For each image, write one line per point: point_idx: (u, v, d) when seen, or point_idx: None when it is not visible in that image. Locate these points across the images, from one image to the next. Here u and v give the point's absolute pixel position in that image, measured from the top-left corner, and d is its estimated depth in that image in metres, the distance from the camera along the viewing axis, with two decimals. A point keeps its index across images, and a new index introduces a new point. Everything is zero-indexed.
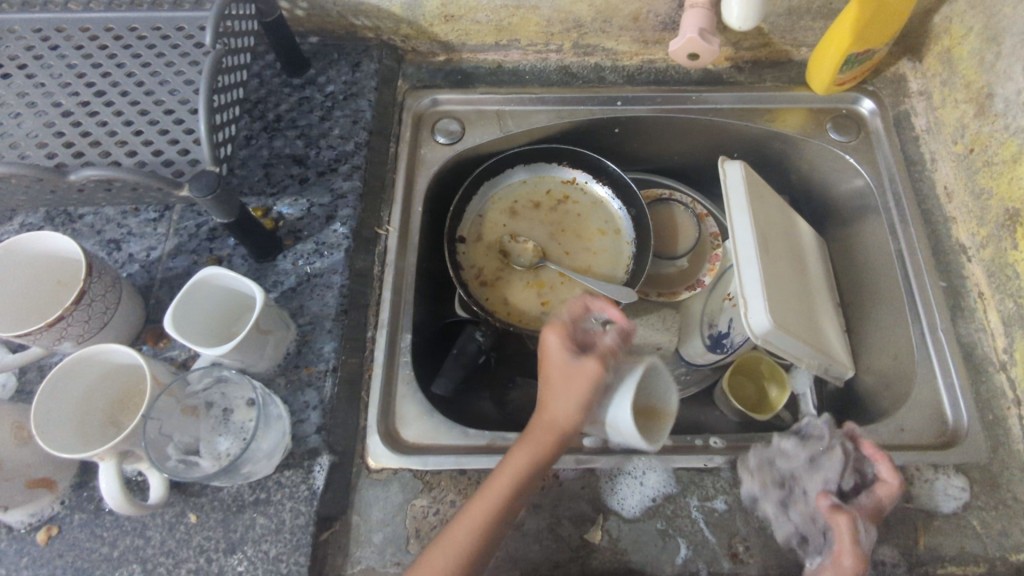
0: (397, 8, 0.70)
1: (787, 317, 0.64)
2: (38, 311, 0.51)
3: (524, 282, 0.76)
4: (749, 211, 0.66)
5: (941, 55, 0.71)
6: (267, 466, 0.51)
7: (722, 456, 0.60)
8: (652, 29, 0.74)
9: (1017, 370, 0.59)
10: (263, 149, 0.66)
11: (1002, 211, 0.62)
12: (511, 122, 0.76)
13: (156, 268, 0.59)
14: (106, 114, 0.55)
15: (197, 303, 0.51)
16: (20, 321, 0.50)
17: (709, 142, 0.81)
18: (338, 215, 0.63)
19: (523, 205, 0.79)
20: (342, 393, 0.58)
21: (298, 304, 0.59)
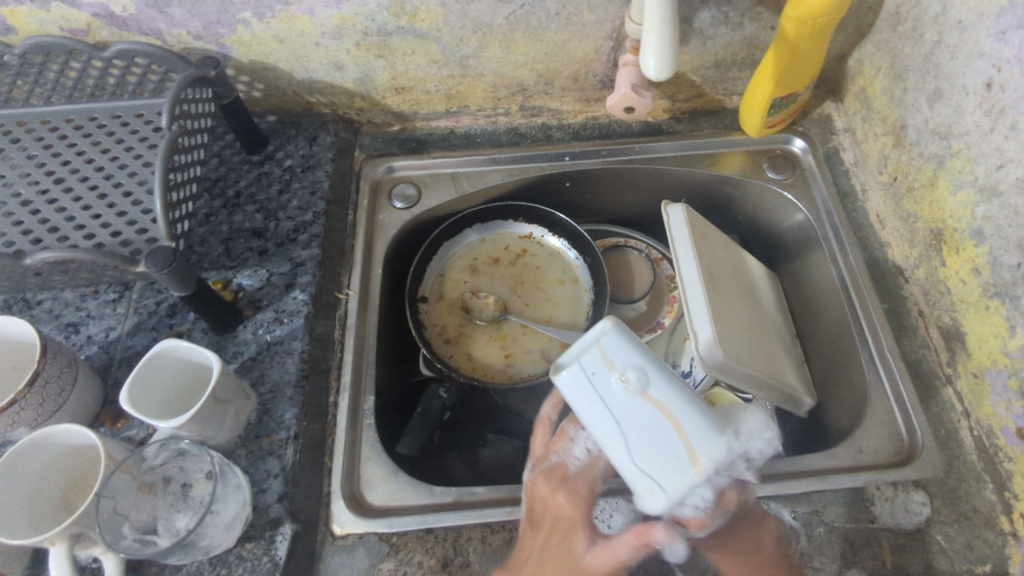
0: (349, 83, 0.75)
1: (740, 349, 0.66)
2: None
3: (487, 336, 0.78)
4: (693, 249, 0.69)
5: (858, 95, 0.76)
6: (227, 538, 0.50)
7: None
8: (592, 88, 0.80)
9: (962, 383, 0.60)
10: (222, 225, 0.68)
11: (929, 232, 0.65)
12: (465, 183, 0.80)
13: (114, 348, 0.59)
14: (64, 201, 0.56)
15: (154, 374, 0.51)
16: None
17: (657, 190, 0.86)
18: (297, 283, 0.65)
19: (482, 261, 0.82)
20: (304, 459, 0.57)
21: (258, 373, 0.60)
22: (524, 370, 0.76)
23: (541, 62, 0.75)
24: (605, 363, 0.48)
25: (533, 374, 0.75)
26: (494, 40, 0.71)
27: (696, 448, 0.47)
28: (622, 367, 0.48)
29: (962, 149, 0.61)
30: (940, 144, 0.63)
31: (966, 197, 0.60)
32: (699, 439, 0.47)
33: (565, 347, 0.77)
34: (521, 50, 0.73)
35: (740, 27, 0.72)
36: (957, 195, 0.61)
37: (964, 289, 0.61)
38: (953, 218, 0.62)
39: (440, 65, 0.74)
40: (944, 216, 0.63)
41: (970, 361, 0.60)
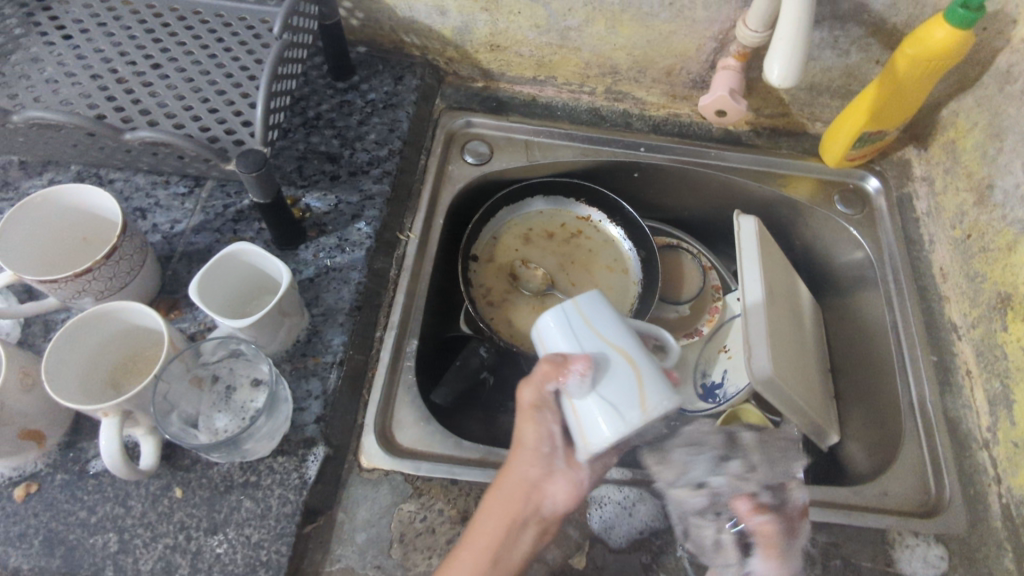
0: (446, 30, 0.74)
1: (784, 368, 0.66)
2: (57, 263, 0.51)
3: (530, 307, 0.78)
4: (759, 262, 0.69)
5: (946, 146, 0.75)
6: (265, 448, 0.51)
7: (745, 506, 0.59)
8: (683, 85, 0.79)
9: (1000, 450, 0.61)
10: (299, 143, 0.68)
11: (995, 295, 0.65)
12: (537, 152, 0.80)
13: (177, 242, 0.59)
14: (160, 87, 0.56)
15: (224, 274, 0.51)
16: (40, 270, 0.50)
17: (721, 199, 0.85)
18: (364, 215, 0.65)
19: (537, 233, 0.82)
20: (345, 387, 0.57)
21: (313, 294, 0.60)
22: None
23: (641, 49, 0.74)
24: (538, 343, 0.52)
25: None
26: (601, 17, 0.70)
27: (586, 429, 0.47)
28: (551, 349, 0.50)
29: None
30: None
31: None
32: (586, 420, 0.47)
33: None
34: (625, 32, 0.72)
35: (846, 54, 0.72)
36: None
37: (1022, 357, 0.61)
38: None
39: (541, 31, 0.73)
40: (1016, 283, 0.63)
41: (1014, 430, 0.60)
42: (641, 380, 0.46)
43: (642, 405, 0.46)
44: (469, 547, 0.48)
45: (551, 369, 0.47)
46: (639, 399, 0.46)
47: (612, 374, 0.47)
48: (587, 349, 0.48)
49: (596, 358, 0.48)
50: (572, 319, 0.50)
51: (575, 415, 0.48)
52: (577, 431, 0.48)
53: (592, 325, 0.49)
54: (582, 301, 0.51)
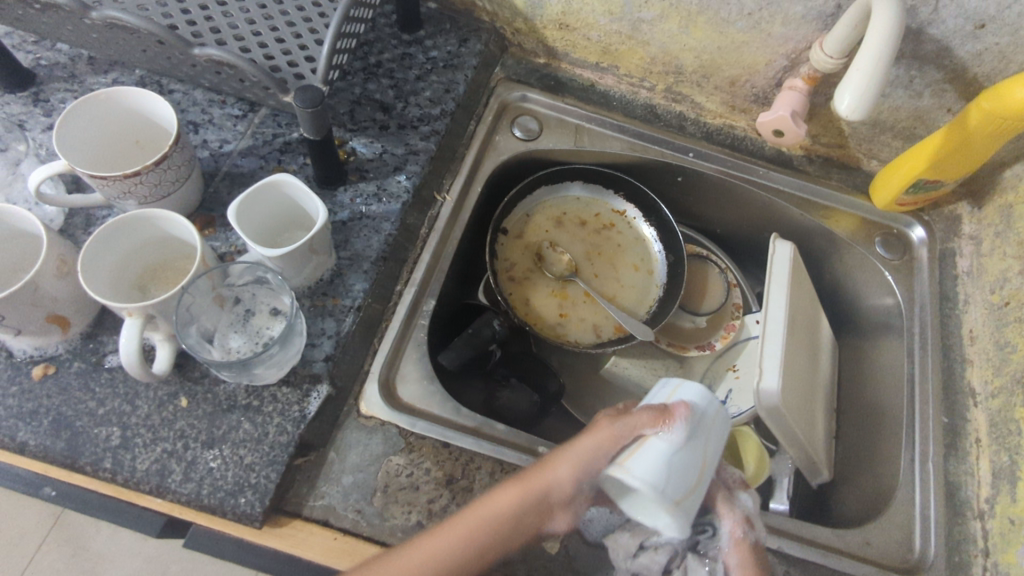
0: (519, 1, 0.73)
1: (790, 399, 0.66)
2: (110, 162, 0.53)
3: (549, 290, 0.78)
4: (787, 289, 0.69)
5: (1001, 208, 0.72)
6: (272, 376, 0.52)
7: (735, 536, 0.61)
8: (744, 98, 0.78)
9: (994, 523, 0.60)
10: (355, 88, 0.69)
11: (1020, 368, 0.63)
12: (586, 140, 0.80)
13: (223, 162, 0.60)
14: (233, 7, 0.57)
15: (262, 202, 0.52)
16: (93, 165, 0.52)
17: (760, 219, 0.84)
18: (405, 169, 0.65)
19: (570, 218, 0.82)
20: (358, 333, 0.59)
21: (344, 237, 0.61)
22: (572, 335, 0.76)
23: (710, 54, 0.73)
24: (671, 390, 0.52)
25: (579, 342, 0.76)
26: (676, 15, 0.69)
27: (633, 458, 0.46)
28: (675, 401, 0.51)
29: None
30: None
31: None
32: (643, 454, 0.46)
33: (617, 330, 0.77)
34: (697, 34, 0.71)
35: (918, 96, 0.70)
36: None
37: None
38: None
39: (613, 18, 0.72)
40: None
41: (1011, 506, 0.59)
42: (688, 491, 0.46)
43: (673, 498, 0.45)
44: (468, 531, 0.47)
45: (657, 415, 0.48)
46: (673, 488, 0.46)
47: (684, 466, 0.46)
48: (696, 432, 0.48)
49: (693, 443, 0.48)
50: (709, 411, 0.50)
51: (636, 445, 0.47)
52: (625, 454, 0.47)
53: (710, 434, 0.50)
54: (720, 415, 0.52)
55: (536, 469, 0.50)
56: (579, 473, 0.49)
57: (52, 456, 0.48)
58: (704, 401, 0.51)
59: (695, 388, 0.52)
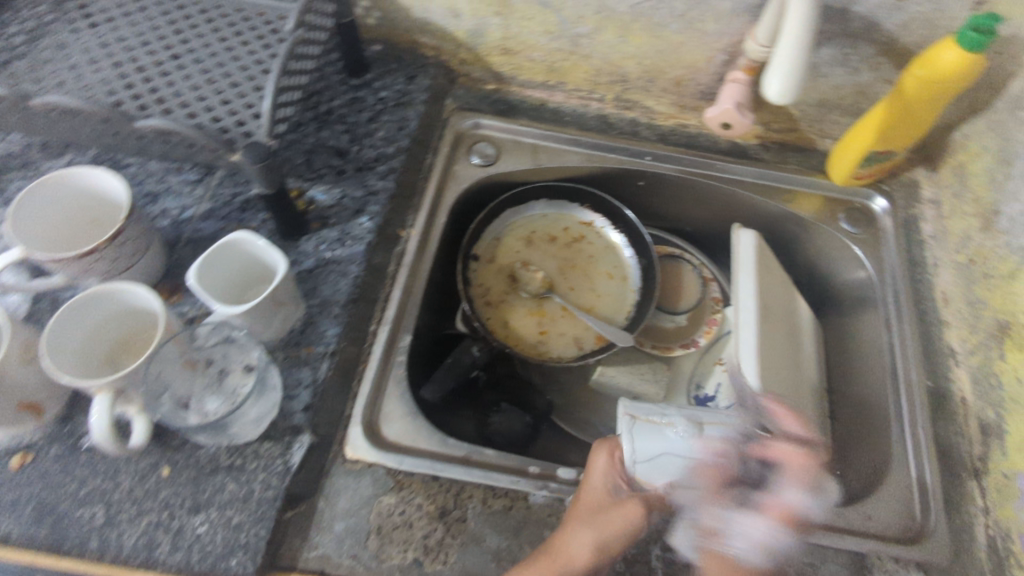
0: (459, 33, 0.75)
1: (775, 385, 0.67)
2: (67, 243, 0.53)
3: (527, 309, 0.79)
4: (755, 277, 0.70)
5: (954, 170, 0.74)
6: (251, 433, 0.52)
7: None
8: (692, 96, 0.79)
9: (990, 480, 0.61)
10: (309, 137, 0.70)
11: (993, 323, 0.64)
12: (543, 157, 0.80)
13: (184, 227, 0.61)
14: (177, 76, 0.58)
15: (224, 261, 0.53)
16: (48, 245, 0.52)
17: (726, 211, 0.85)
18: (366, 210, 0.66)
19: (540, 236, 0.82)
20: (336, 377, 0.59)
21: (311, 285, 0.61)
22: (555, 350, 0.76)
23: (651, 59, 0.74)
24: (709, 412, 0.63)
25: (563, 357, 0.76)
26: (612, 26, 0.71)
27: (643, 433, 0.58)
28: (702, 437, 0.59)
29: None
30: None
31: None
32: (652, 438, 0.58)
33: (598, 340, 0.77)
34: (635, 42, 0.72)
35: (857, 72, 0.71)
36: None
37: (1018, 387, 0.60)
38: None
39: (552, 37, 0.74)
40: (1015, 311, 0.62)
41: (1004, 461, 0.60)
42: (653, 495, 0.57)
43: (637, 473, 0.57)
44: None
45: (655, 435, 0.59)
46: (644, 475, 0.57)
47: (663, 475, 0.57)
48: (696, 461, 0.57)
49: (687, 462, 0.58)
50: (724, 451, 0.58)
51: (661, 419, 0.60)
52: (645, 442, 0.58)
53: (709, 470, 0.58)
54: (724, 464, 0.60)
55: (565, 550, 0.51)
56: (598, 550, 0.52)
57: (34, 545, 0.47)
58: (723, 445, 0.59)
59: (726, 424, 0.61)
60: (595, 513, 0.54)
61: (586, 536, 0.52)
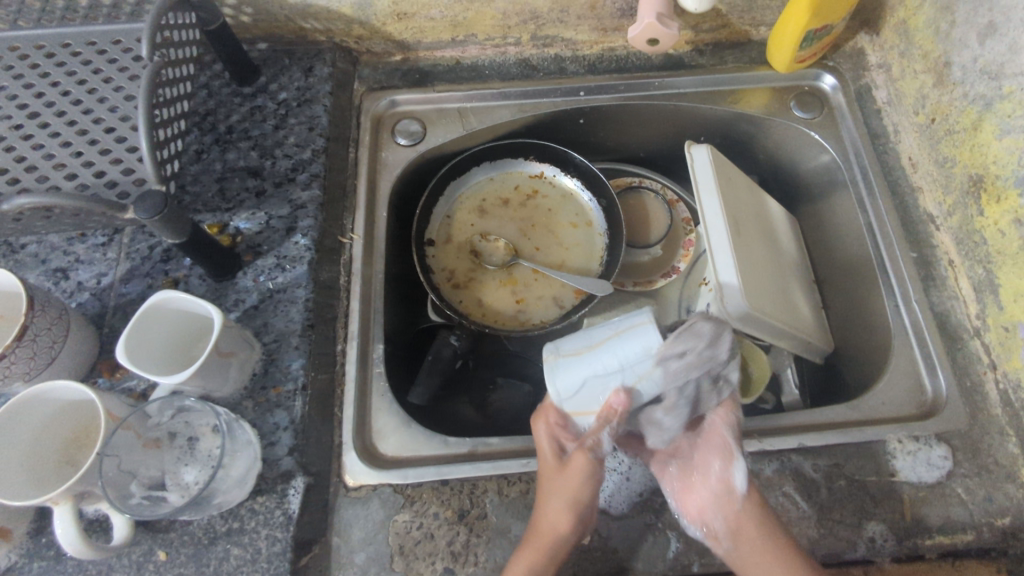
0: (346, 9, 0.68)
1: (763, 297, 0.65)
2: None
3: (497, 282, 0.74)
4: (718, 192, 0.67)
5: (897, 28, 0.70)
6: (240, 494, 0.49)
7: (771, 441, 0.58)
8: (611, 16, 0.73)
9: (992, 336, 0.60)
10: (215, 163, 0.64)
11: (967, 179, 0.62)
12: (473, 120, 0.75)
13: (108, 295, 0.56)
14: (41, 137, 0.52)
15: (155, 324, 0.48)
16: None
17: (675, 128, 0.81)
18: (298, 227, 0.61)
19: (491, 202, 0.78)
20: (314, 409, 0.55)
21: (261, 322, 0.57)
22: (536, 315, 0.73)
23: None
24: (634, 323, 0.51)
25: (546, 321, 0.72)
26: None
27: (564, 368, 0.53)
28: (604, 347, 0.51)
29: (1014, 90, 0.57)
30: (989, 84, 0.59)
31: (1013, 143, 0.57)
32: (571, 370, 0.52)
33: (577, 293, 0.74)
34: None
35: None
36: (1003, 141, 0.58)
37: (1002, 239, 0.59)
38: (996, 164, 0.59)
39: None
40: (986, 162, 0.60)
41: (1002, 314, 0.58)
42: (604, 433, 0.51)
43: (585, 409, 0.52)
44: None
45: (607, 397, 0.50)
46: (587, 413, 0.52)
47: (598, 401, 0.52)
48: (622, 376, 0.50)
49: (613, 380, 0.51)
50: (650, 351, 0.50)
51: (586, 351, 0.52)
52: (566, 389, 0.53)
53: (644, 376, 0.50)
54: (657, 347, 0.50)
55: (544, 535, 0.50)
56: (574, 510, 0.50)
57: None
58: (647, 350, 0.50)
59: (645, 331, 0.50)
60: (550, 482, 0.52)
61: (548, 507, 0.51)
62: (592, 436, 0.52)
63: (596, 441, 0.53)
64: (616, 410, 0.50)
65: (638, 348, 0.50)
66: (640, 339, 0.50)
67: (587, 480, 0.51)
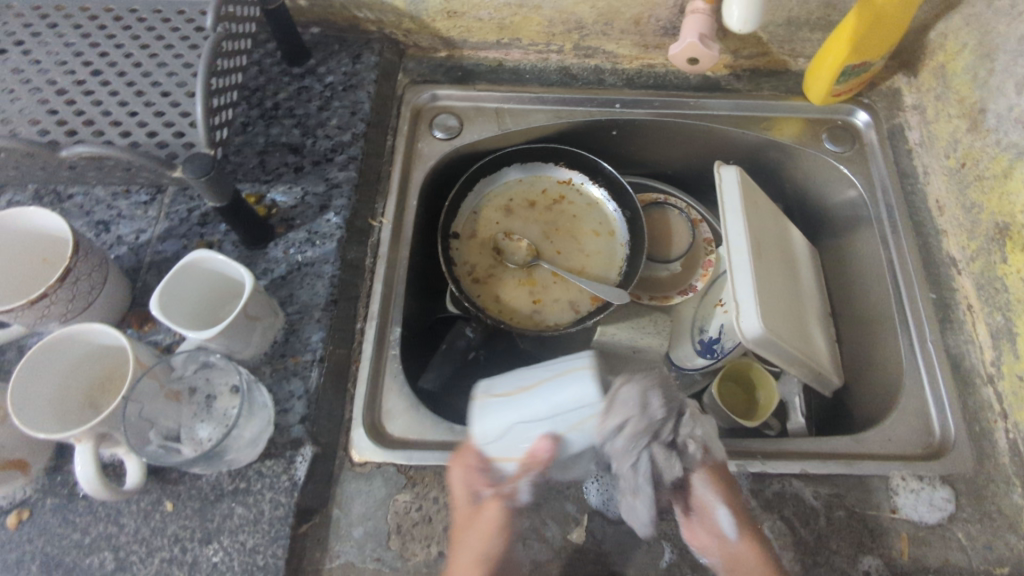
0: (399, 2, 0.71)
1: (778, 321, 0.65)
2: (22, 289, 0.51)
3: (516, 281, 0.75)
4: (743, 214, 0.68)
5: (936, 71, 0.71)
6: (250, 455, 0.51)
7: (774, 464, 0.58)
8: (653, 33, 0.75)
9: (1005, 384, 0.60)
10: (259, 136, 0.66)
11: (993, 226, 0.63)
12: (509, 120, 0.77)
13: (144, 251, 0.58)
14: (101, 93, 0.54)
15: (190, 282, 0.50)
16: (6, 295, 0.50)
17: (706, 149, 0.82)
18: (332, 205, 0.63)
19: (518, 202, 0.79)
20: (328, 382, 0.57)
21: (287, 292, 0.59)
22: (551, 317, 0.73)
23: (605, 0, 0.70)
24: (573, 369, 0.48)
25: (560, 323, 0.73)
26: None
27: (497, 409, 0.49)
28: (537, 392, 0.48)
29: None
30: None
31: None
32: (507, 409, 0.49)
33: (594, 300, 0.74)
34: None
35: None
36: None
37: None
38: None
39: None
40: (1014, 210, 0.61)
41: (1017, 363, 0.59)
42: (525, 484, 0.47)
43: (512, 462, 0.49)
44: None
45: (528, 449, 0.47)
46: (507, 457, 0.49)
47: (521, 448, 0.48)
48: (548, 424, 0.47)
49: (540, 426, 0.47)
50: (586, 406, 0.46)
51: (521, 393, 0.49)
52: (489, 429, 0.49)
53: (575, 430, 0.47)
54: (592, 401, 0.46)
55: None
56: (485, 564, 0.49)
57: None
58: (585, 405, 0.46)
59: (589, 385, 0.46)
60: (464, 532, 0.51)
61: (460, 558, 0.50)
62: (509, 483, 0.50)
63: (512, 491, 0.50)
64: (539, 457, 0.47)
65: (569, 399, 0.47)
66: (585, 393, 0.46)
67: (498, 534, 0.50)
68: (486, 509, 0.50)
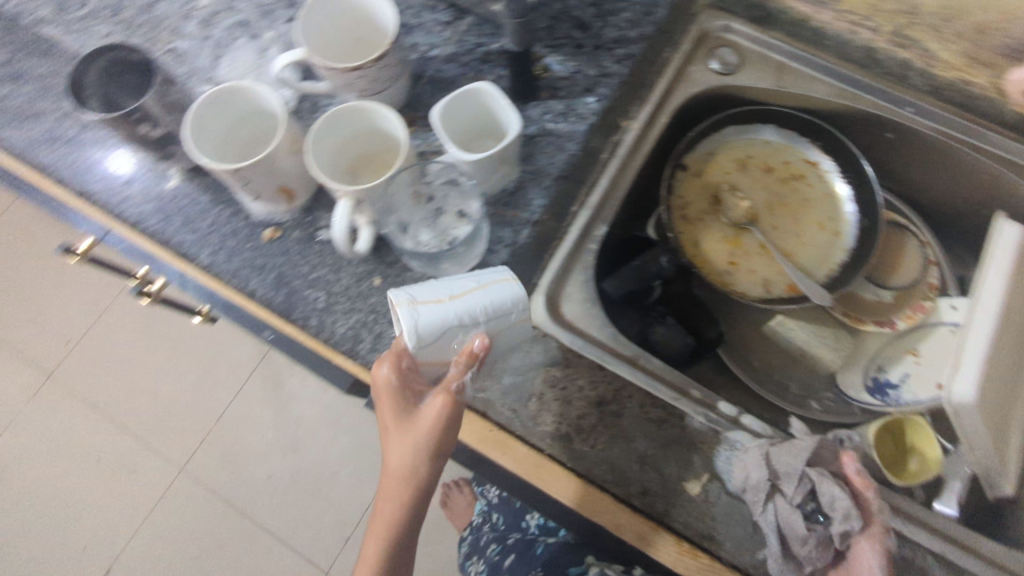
0: None
1: (991, 405, 0.56)
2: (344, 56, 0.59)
3: (721, 235, 0.75)
4: (1008, 279, 0.58)
5: None
6: (454, 272, 0.55)
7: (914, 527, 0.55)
8: (992, 49, 0.63)
9: None
10: (556, 2, 0.68)
11: None
12: (789, 79, 0.73)
13: (429, 65, 0.63)
14: None
15: (468, 105, 0.54)
16: (328, 54, 0.57)
17: (986, 195, 0.70)
18: (596, 91, 0.64)
19: (755, 163, 0.76)
20: (532, 245, 0.60)
21: (529, 151, 0.62)
22: (739, 283, 0.73)
23: None
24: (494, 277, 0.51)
25: (745, 292, 0.73)
26: None
27: (427, 309, 0.48)
28: (466, 297, 0.49)
29: None
30: None
31: None
32: (433, 308, 0.48)
33: (789, 288, 0.72)
34: None
35: None
36: None
37: None
38: None
39: None
40: None
41: None
42: (466, 378, 0.49)
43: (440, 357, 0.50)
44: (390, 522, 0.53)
45: (467, 358, 0.49)
46: (444, 358, 0.50)
47: (457, 346, 0.49)
48: (482, 324, 0.50)
49: (477, 327, 0.50)
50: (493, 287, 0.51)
51: (446, 300, 0.48)
52: (431, 328, 0.48)
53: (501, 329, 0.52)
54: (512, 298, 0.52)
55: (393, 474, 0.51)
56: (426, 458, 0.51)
57: (271, 308, 0.55)
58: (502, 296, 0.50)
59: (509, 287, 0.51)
60: (399, 429, 0.50)
61: (394, 445, 0.51)
62: (456, 380, 0.49)
63: (461, 386, 0.50)
64: (477, 354, 0.49)
65: (502, 307, 0.51)
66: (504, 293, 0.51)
67: (448, 427, 0.50)
68: (427, 408, 0.50)
